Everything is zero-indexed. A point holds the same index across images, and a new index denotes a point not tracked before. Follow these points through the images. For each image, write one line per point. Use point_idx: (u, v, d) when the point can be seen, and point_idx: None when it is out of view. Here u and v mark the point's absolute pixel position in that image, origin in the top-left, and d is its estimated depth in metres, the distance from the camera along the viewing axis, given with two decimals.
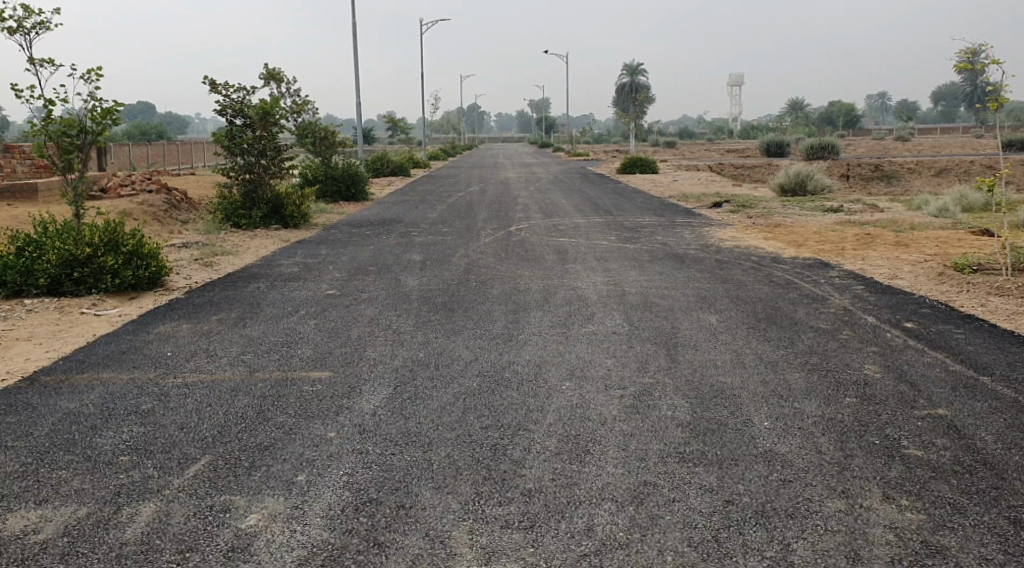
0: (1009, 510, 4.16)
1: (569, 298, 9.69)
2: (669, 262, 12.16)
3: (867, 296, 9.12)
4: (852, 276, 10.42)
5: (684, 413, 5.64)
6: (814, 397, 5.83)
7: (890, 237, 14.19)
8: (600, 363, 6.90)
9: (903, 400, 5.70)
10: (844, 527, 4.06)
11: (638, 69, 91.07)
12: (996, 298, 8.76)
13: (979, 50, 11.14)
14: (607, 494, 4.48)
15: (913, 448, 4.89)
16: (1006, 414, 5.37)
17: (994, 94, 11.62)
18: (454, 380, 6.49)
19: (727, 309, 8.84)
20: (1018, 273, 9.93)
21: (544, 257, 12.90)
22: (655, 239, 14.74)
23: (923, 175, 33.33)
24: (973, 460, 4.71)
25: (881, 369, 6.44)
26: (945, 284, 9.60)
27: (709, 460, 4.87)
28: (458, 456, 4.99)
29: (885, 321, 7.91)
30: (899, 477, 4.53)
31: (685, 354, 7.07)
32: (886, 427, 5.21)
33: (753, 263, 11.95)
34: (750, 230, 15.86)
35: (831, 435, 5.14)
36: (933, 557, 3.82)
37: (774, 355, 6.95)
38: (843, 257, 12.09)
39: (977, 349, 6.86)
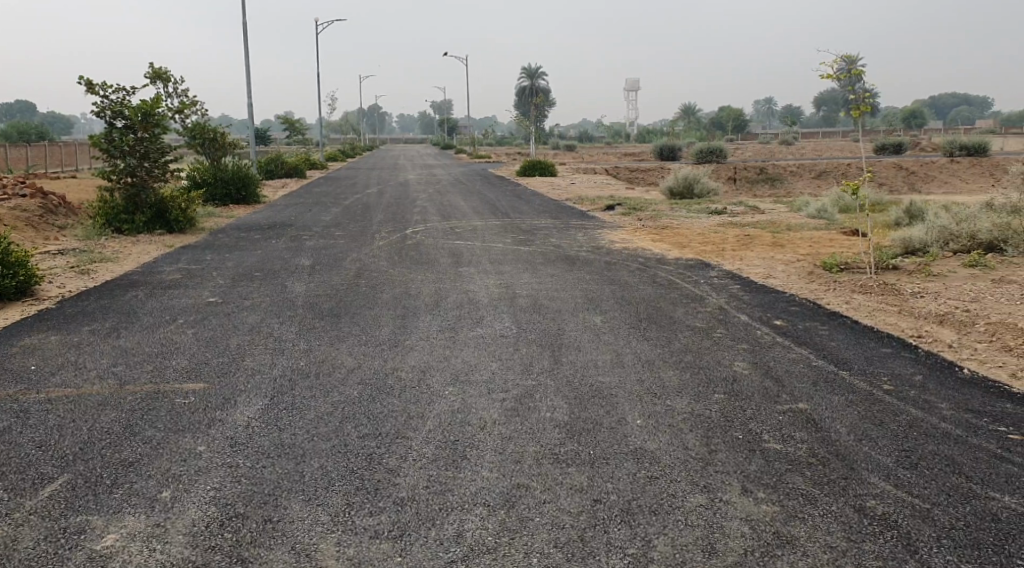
0: (855, 498, 4.41)
1: (459, 301, 9.71)
2: (561, 264, 12.34)
3: (743, 295, 9.50)
4: (730, 276, 10.82)
5: (562, 414, 5.73)
6: (685, 395, 6.03)
7: (769, 237, 14.81)
8: (485, 366, 6.93)
9: (767, 395, 5.95)
10: (702, 522, 4.22)
11: (536, 73, 91.78)
12: (860, 295, 9.24)
13: (856, 60, 11.80)
14: (479, 499, 4.51)
15: (773, 441, 5.12)
16: (860, 407, 5.68)
17: (858, 102, 12.33)
18: (333, 389, 6.40)
19: (611, 310, 9.04)
20: (881, 271, 10.52)
21: (438, 260, 12.89)
22: (547, 241, 14.94)
23: (804, 178, 34.90)
24: (827, 452, 4.96)
25: (749, 366, 6.71)
26: (814, 283, 10.07)
27: (582, 460, 4.96)
28: (332, 466, 4.93)
29: (757, 319, 8.25)
30: (758, 470, 4.74)
31: (568, 356, 7.19)
32: (750, 422, 5.44)
33: (639, 264, 12.26)
34: (640, 231, 16.29)
35: (697, 432, 5.32)
36: (784, 547, 4.01)
37: (652, 354, 7.14)
38: (724, 258, 12.54)
39: (839, 345, 7.24)
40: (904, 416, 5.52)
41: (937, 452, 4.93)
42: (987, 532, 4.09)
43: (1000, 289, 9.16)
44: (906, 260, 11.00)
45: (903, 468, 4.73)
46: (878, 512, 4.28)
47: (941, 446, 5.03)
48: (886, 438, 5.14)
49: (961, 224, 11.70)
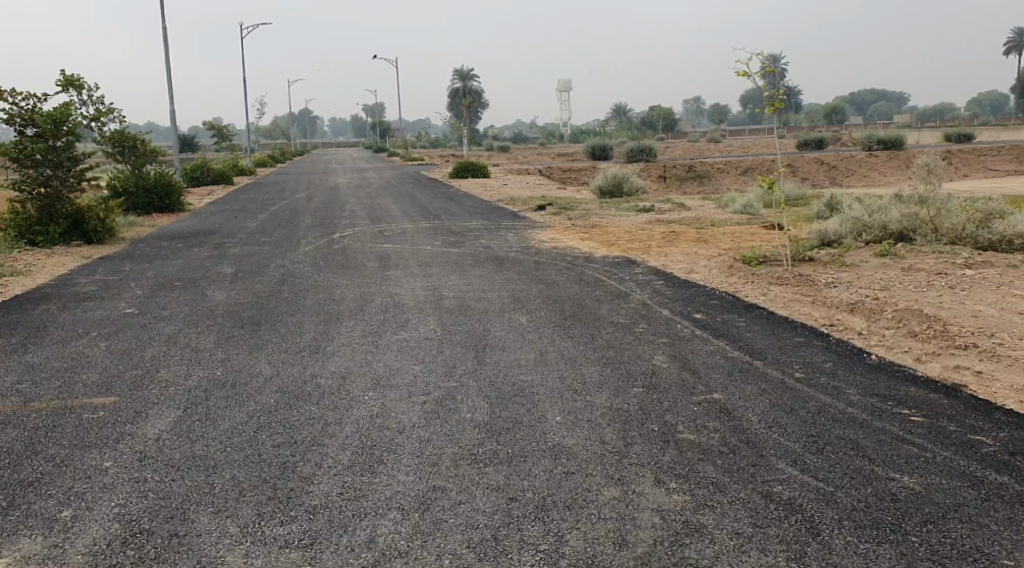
0: (762, 484, 4.51)
1: (384, 305, 9.61)
2: (489, 265, 12.32)
3: (666, 291, 9.63)
4: (654, 272, 10.96)
5: (482, 414, 5.70)
6: (605, 390, 6.08)
7: (693, 234, 15.05)
8: (407, 369, 6.86)
9: (684, 387, 6.05)
10: (614, 515, 4.26)
11: (468, 74, 91.82)
12: (776, 287, 9.45)
13: (775, 57, 11.92)
14: (394, 503, 4.47)
15: (687, 432, 5.20)
16: (771, 395, 5.80)
17: (772, 97, 12.52)
18: (249, 398, 6.25)
19: (536, 309, 9.05)
20: (799, 263, 10.79)
21: (364, 264, 12.75)
22: (477, 242, 14.89)
23: (732, 174, 35.59)
24: (738, 441, 5.05)
25: (668, 359, 6.79)
26: (734, 276, 10.27)
27: (500, 459, 4.95)
28: (244, 477, 4.82)
29: (678, 313, 8.37)
30: (671, 461, 4.81)
31: (492, 356, 7.17)
32: (666, 415, 5.50)
33: (567, 263, 12.32)
34: (570, 230, 16.40)
35: (615, 426, 5.36)
36: (692, 536, 4.08)
37: (575, 351, 7.17)
38: (649, 255, 12.69)
39: (755, 336, 7.39)
40: (814, 402, 5.67)
41: (843, 437, 5.07)
42: (886, 511, 4.23)
43: (908, 278, 9.49)
44: (821, 252, 11.30)
45: (810, 453, 4.86)
46: (784, 497, 4.38)
47: (847, 431, 5.17)
48: (795, 425, 5.26)
49: (873, 215, 12.08)
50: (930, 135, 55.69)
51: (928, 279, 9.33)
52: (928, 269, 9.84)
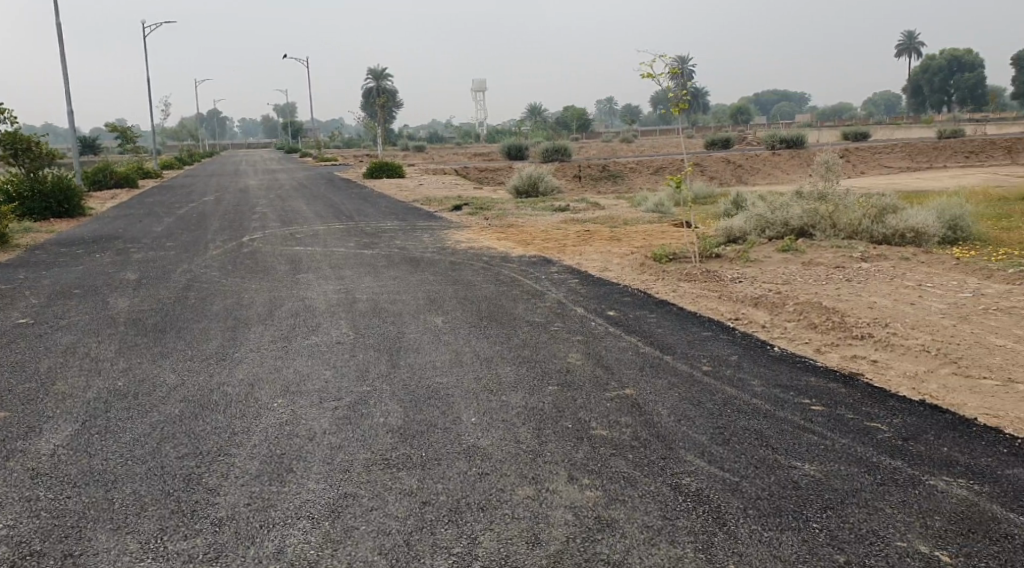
0: (672, 477, 4.60)
1: (295, 309, 9.41)
2: (403, 267, 12.22)
3: (580, 289, 9.73)
4: (568, 271, 11.06)
5: (395, 418, 5.63)
6: (520, 389, 6.09)
7: (606, 232, 15.27)
8: (318, 375, 6.72)
9: (597, 384, 6.11)
10: (527, 514, 4.28)
11: (380, 73, 90.77)
12: (685, 283, 9.67)
13: (683, 58, 12.15)
14: (303, 512, 4.38)
15: (600, 428, 5.26)
16: (682, 389, 5.92)
17: (678, 98, 12.75)
18: (152, 409, 6.02)
19: (451, 309, 9.02)
20: (707, 260, 11.06)
21: (275, 267, 12.47)
22: (391, 244, 14.75)
23: (644, 174, 36.26)
24: (649, 435, 5.13)
25: (582, 356, 6.86)
26: (646, 273, 10.45)
27: (413, 463, 4.90)
28: (146, 490, 4.64)
29: (592, 311, 8.47)
30: (584, 458, 4.85)
31: (406, 359, 7.10)
32: (579, 411, 5.55)
33: (482, 263, 12.31)
34: (485, 230, 16.40)
35: (529, 425, 5.37)
36: (604, 531, 4.12)
37: (490, 352, 7.16)
38: (563, 254, 12.80)
39: (666, 332, 7.53)
40: (721, 394, 5.81)
41: (748, 427, 5.21)
42: (788, 499, 4.36)
43: (809, 272, 9.84)
44: (728, 248, 11.61)
45: (717, 445, 4.97)
46: (693, 488, 4.48)
47: (752, 421, 5.31)
48: (703, 417, 5.38)
49: (776, 212, 12.48)
50: (829, 134, 57.92)
51: (828, 273, 9.70)
52: (827, 263, 10.22)
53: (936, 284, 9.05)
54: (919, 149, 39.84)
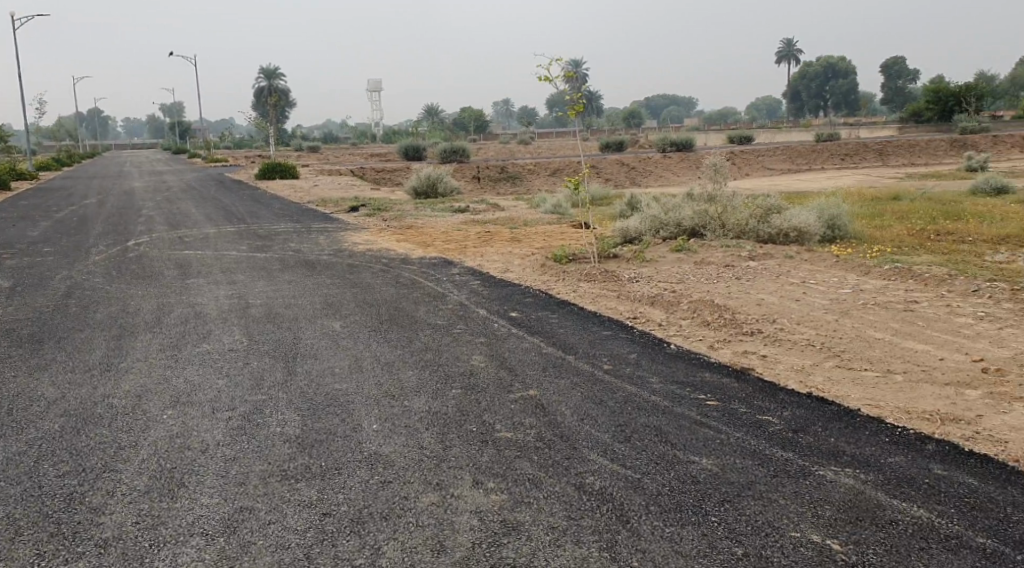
0: (576, 476, 4.62)
1: (185, 316, 9.03)
2: (299, 270, 11.91)
3: (480, 290, 9.71)
4: (469, 273, 11.03)
5: (293, 427, 5.46)
6: (422, 394, 6.01)
7: (506, 233, 15.32)
8: (211, 384, 6.46)
9: (501, 386, 6.09)
10: (432, 521, 4.22)
11: (271, 72, 88.46)
12: (585, 283, 9.78)
13: (577, 62, 12.28)
14: (196, 529, 4.21)
15: (504, 431, 5.24)
16: (584, 388, 5.97)
17: (573, 101, 12.91)
18: (28, 425, 5.64)
19: (350, 313, 8.84)
20: (605, 260, 11.24)
21: (162, 272, 11.93)
22: (287, 246, 14.37)
23: (542, 175, 36.62)
24: (553, 435, 5.15)
25: (484, 359, 6.84)
26: (546, 274, 10.53)
27: (313, 473, 4.76)
28: (22, 514, 4.35)
29: (493, 313, 8.46)
30: (489, 461, 4.82)
31: (303, 365, 6.91)
32: (483, 414, 5.52)
33: (381, 265, 12.14)
34: (384, 232, 16.19)
35: (432, 430, 5.31)
36: (509, 535, 4.10)
37: (391, 356, 7.05)
38: (464, 255, 12.77)
39: (567, 332, 7.59)
40: (621, 392, 5.89)
41: (648, 424, 5.30)
42: (688, 494, 4.45)
43: (702, 271, 10.12)
44: (625, 248, 11.85)
45: (619, 443, 5.03)
46: (596, 487, 4.51)
47: (652, 418, 5.40)
48: (605, 416, 5.44)
49: (669, 213, 12.82)
50: (714, 137, 59.91)
51: (719, 272, 10.01)
52: (718, 262, 10.55)
53: (819, 281, 9.47)
54: (800, 152, 41.76)
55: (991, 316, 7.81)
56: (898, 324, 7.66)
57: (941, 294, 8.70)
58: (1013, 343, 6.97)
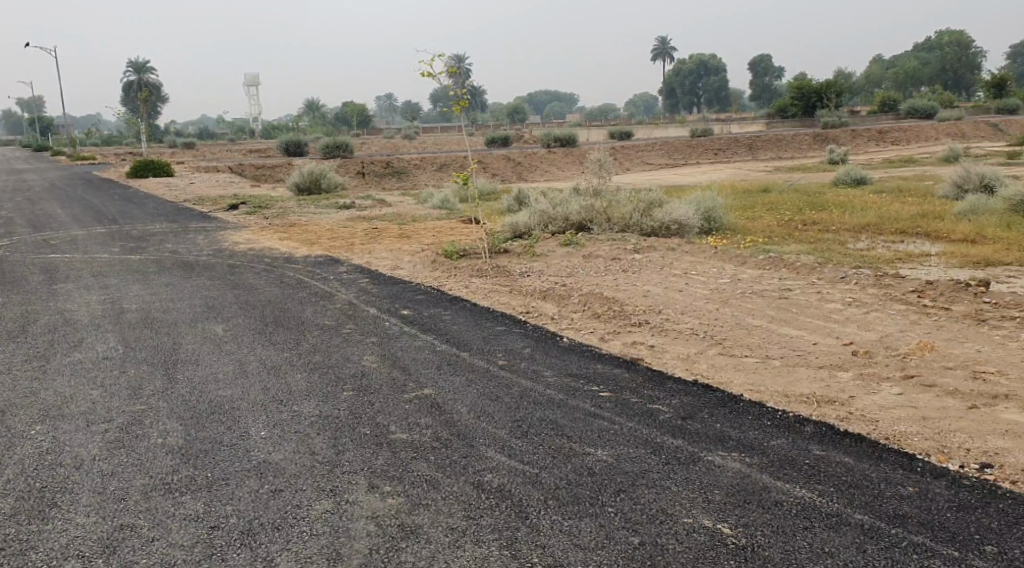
0: (474, 475, 4.60)
1: (53, 323, 8.47)
2: (177, 272, 11.38)
3: (370, 289, 9.54)
4: (357, 271, 10.83)
5: (176, 438, 5.21)
6: (313, 397, 5.84)
7: (394, 230, 15.14)
8: (84, 395, 6.08)
9: (394, 386, 6.00)
10: (327, 529, 4.12)
11: (140, 64, 84.30)
12: (476, 279, 9.76)
13: (460, 57, 12.24)
14: (71, 552, 3.98)
15: (399, 432, 5.15)
16: (479, 385, 5.95)
17: (458, 96, 12.87)
18: None
19: (234, 316, 8.51)
20: (496, 255, 11.26)
21: (24, 278, 11.16)
22: (163, 247, 13.71)
23: (427, 170, 36.39)
24: (449, 434, 5.11)
25: (376, 359, 6.71)
26: (437, 270, 10.47)
27: (199, 485, 4.55)
28: None
29: (384, 311, 8.33)
30: (384, 464, 4.73)
31: (184, 371, 6.60)
32: (377, 416, 5.41)
33: (265, 265, 11.76)
34: (267, 230, 15.70)
35: (324, 434, 5.17)
36: (407, 539, 4.05)
37: (278, 359, 6.82)
38: (351, 253, 12.53)
39: (460, 328, 7.55)
40: (516, 387, 5.90)
41: (544, 418, 5.32)
42: (585, 486, 4.50)
43: (589, 264, 10.29)
44: (515, 243, 11.92)
45: (516, 438, 5.03)
46: (494, 484, 4.50)
47: (547, 412, 5.43)
48: (501, 412, 5.43)
49: (557, 208, 12.98)
50: (596, 133, 61.10)
51: (606, 265, 10.20)
52: (605, 255, 10.75)
53: (701, 271, 9.80)
54: (677, 147, 43.12)
55: (857, 302, 8.26)
56: (775, 311, 8.01)
57: (812, 281, 9.16)
58: (877, 326, 7.40)
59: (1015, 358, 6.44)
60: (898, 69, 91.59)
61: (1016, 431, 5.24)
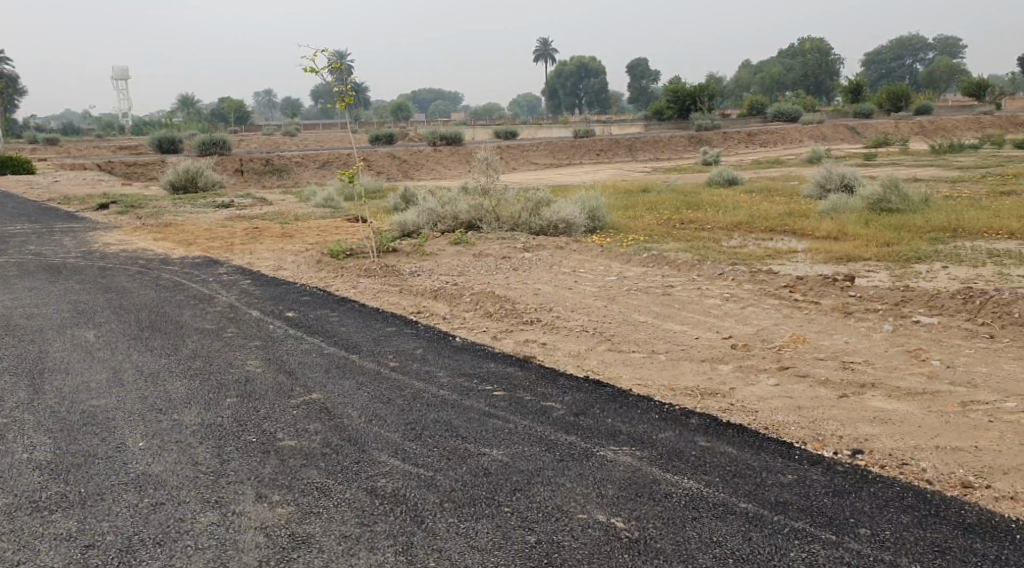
0: (366, 480, 4.51)
1: None
2: (41, 275, 10.67)
3: (253, 290, 9.23)
4: (239, 272, 10.46)
5: (43, 452, 4.88)
6: (195, 405, 5.59)
7: (277, 229, 14.72)
8: None
9: (281, 391, 5.82)
10: (213, 543, 3.96)
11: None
12: (364, 279, 9.60)
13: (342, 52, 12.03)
14: None
15: (287, 439, 5.00)
16: (369, 388, 5.85)
17: (341, 93, 12.62)
18: None
19: (106, 321, 8.06)
20: (384, 255, 11.11)
21: None
22: (25, 249, 12.85)
23: (310, 168, 35.56)
24: (340, 439, 4.99)
25: (261, 363, 6.49)
26: (323, 271, 10.24)
27: (71, 502, 4.29)
28: None
29: (268, 313, 8.07)
30: (273, 473, 4.58)
31: (52, 381, 6.19)
32: (264, 423, 5.23)
33: (139, 267, 11.19)
34: (140, 230, 14.97)
35: (208, 443, 4.96)
36: (299, 549, 3.93)
37: (156, 366, 6.49)
38: (232, 253, 12.09)
39: (348, 330, 7.41)
40: (407, 389, 5.83)
41: (438, 420, 5.28)
42: (480, 487, 4.48)
43: (479, 263, 10.29)
44: (404, 242, 11.80)
45: (409, 441, 4.97)
46: (388, 489, 4.42)
47: (440, 413, 5.39)
48: (394, 415, 5.35)
49: (445, 206, 12.95)
50: (481, 132, 61.28)
51: (496, 263, 10.24)
52: (494, 254, 10.78)
53: (588, 269, 9.97)
54: (560, 146, 43.77)
55: (736, 297, 8.61)
56: (660, 307, 8.24)
57: (693, 278, 9.47)
58: (754, 320, 7.72)
59: (878, 348, 6.86)
60: (765, 74, 96.03)
61: (882, 417, 5.57)
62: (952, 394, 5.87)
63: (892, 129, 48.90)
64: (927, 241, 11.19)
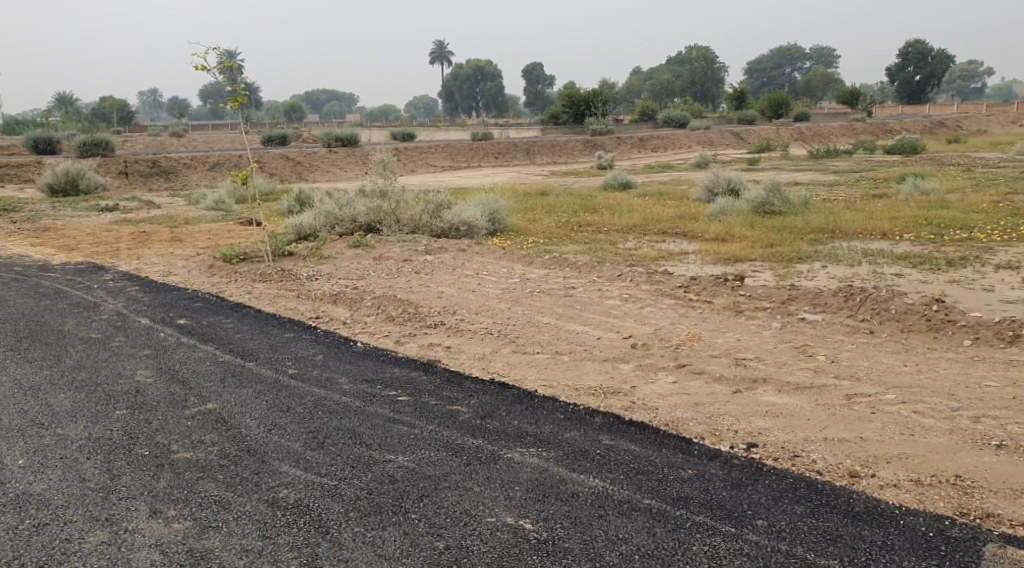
0: (268, 492, 4.37)
1: None
2: None
3: (141, 297, 8.83)
4: (125, 278, 9.99)
5: None
6: (80, 418, 5.30)
7: (166, 233, 14.15)
8: None
9: (174, 402, 5.58)
10: (103, 564, 3.78)
11: None
12: (260, 284, 9.33)
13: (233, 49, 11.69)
14: None
15: (182, 451, 4.80)
16: (268, 396, 5.68)
17: (233, 93, 12.24)
18: None
19: None
20: (280, 259, 10.83)
21: None
22: None
23: (199, 170, 34.31)
24: (238, 450, 4.83)
25: (152, 373, 6.21)
26: (217, 276, 9.89)
27: None
28: None
29: (158, 321, 7.74)
30: (167, 487, 4.39)
31: None
32: (156, 436, 5.01)
33: (14, 274, 10.53)
34: (16, 235, 14.11)
35: (96, 458, 4.71)
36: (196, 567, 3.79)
37: (36, 378, 6.11)
38: (117, 259, 11.53)
39: (245, 337, 7.18)
40: (308, 397, 5.69)
41: (340, 427, 5.17)
42: (386, 495, 4.42)
43: (379, 266, 10.16)
44: (301, 245, 11.54)
45: (311, 450, 4.85)
46: (291, 500, 4.31)
47: (343, 421, 5.28)
48: (295, 424, 5.21)
49: (343, 208, 12.75)
50: (378, 135, 60.58)
51: (396, 266, 10.13)
52: (395, 257, 10.66)
53: (489, 272, 9.99)
54: (458, 149, 43.74)
55: (634, 297, 8.79)
56: (561, 308, 8.33)
57: (592, 280, 9.62)
58: (652, 320, 7.91)
59: (768, 345, 7.13)
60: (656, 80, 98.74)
61: (774, 411, 5.80)
62: (838, 388, 6.15)
63: (774, 136, 51.10)
64: (807, 242, 11.74)
